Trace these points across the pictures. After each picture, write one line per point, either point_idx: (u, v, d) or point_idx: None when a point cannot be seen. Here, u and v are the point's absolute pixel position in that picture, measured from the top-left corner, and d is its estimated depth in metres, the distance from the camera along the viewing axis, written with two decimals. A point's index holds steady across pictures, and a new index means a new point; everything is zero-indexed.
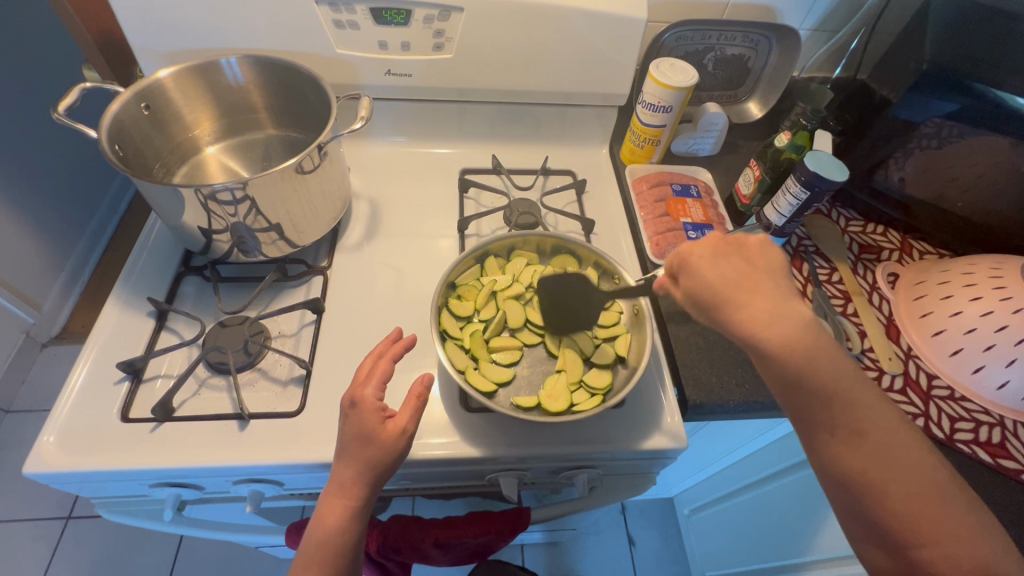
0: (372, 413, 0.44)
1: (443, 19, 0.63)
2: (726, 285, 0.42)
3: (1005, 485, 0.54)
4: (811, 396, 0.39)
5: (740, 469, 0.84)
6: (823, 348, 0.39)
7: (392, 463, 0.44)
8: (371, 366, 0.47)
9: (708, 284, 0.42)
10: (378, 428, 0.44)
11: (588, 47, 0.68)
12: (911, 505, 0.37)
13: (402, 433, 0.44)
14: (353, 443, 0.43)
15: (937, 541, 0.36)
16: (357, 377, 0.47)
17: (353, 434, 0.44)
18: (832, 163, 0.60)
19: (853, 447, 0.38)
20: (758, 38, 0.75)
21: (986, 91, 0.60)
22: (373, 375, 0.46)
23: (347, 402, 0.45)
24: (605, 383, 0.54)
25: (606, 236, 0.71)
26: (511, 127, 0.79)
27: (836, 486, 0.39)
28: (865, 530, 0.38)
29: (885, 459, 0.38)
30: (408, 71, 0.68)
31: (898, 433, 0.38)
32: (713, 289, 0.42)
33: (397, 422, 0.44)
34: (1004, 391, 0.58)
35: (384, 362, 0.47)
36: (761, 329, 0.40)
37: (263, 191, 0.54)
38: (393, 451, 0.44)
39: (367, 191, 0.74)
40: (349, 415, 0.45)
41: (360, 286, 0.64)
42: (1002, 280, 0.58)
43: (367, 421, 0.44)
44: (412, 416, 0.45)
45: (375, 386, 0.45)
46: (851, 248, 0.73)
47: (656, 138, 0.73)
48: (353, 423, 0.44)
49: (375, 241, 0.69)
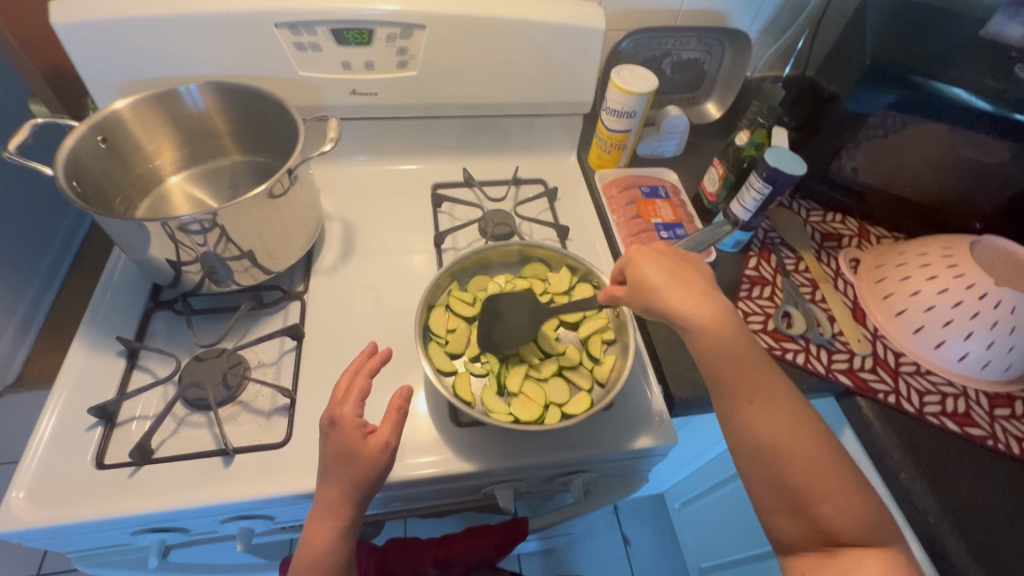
0: (352, 431, 0.45)
1: (406, 36, 0.64)
2: (664, 283, 0.47)
3: (975, 451, 0.57)
4: (733, 375, 0.43)
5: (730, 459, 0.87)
6: (733, 331, 0.44)
7: (377, 479, 0.44)
8: (348, 383, 0.47)
9: (637, 288, 0.49)
10: (360, 444, 0.44)
11: (550, 58, 0.69)
12: (814, 463, 0.40)
13: (384, 448, 0.45)
14: (334, 462, 0.44)
15: (828, 503, 0.39)
16: (335, 395, 0.47)
17: (335, 453, 0.44)
18: (790, 157, 0.63)
19: (762, 411, 0.42)
20: (711, 41, 0.78)
21: (927, 83, 0.64)
22: (352, 392, 0.46)
23: (326, 422, 0.45)
24: (565, 398, 0.53)
25: (581, 242, 0.73)
26: (479, 139, 0.79)
27: (758, 456, 0.41)
28: (768, 495, 0.41)
29: (788, 426, 0.41)
30: (374, 90, 0.68)
31: (795, 412, 0.42)
32: (643, 291, 0.48)
33: (379, 438, 0.45)
34: (964, 362, 0.61)
35: (362, 378, 0.48)
36: (694, 314, 0.45)
37: (234, 219, 0.53)
38: (376, 467, 0.44)
39: (338, 211, 0.73)
40: (329, 434, 0.45)
41: (339, 309, 0.63)
42: (953, 258, 0.62)
43: (349, 438, 0.44)
44: (394, 430, 0.45)
45: (354, 403, 0.46)
46: (814, 237, 0.76)
47: (622, 143, 0.75)
48: (334, 442, 0.44)
49: (350, 262, 0.68)
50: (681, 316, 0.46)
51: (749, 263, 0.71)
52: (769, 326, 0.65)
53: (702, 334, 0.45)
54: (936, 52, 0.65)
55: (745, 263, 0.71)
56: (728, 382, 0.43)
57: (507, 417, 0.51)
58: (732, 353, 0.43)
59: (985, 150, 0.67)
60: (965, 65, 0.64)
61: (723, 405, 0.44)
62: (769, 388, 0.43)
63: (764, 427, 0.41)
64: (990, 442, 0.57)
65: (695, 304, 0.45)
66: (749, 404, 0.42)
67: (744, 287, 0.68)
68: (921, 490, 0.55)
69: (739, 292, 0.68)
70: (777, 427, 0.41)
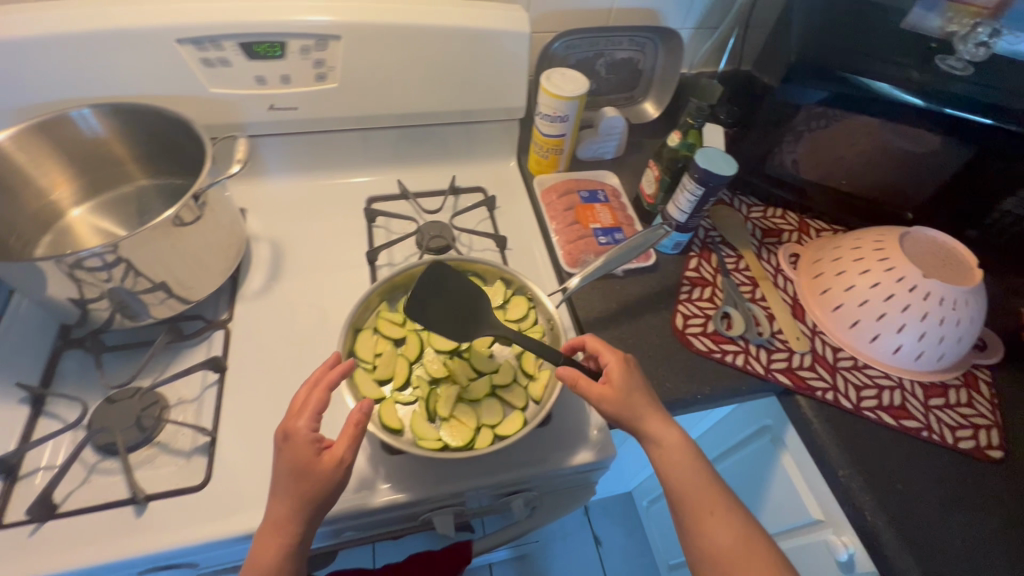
0: (306, 446, 0.44)
1: (321, 48, 0.61)
2: (639, 400, 0.48)
3: (911, 444, 0.58)
4: (690, 490, 0.45)
5: None
6: (687, 447, 0.47)
7: (330, 496, 0.43)
8: (305, 397, 0.46)
9: (611, 398, 0.47)
10: (314, 460, 0.43)
11: (477, 64, 0.67)
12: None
13: (338, 465, 0.43)
14: (286, 479, 0.43)
15: None
16: (291, 408, 0.46)
17: (286, 468, 0.43)
18: (722, 158, 0.62)
19: (723, 523, 0.44)
20: (644, 40, 0.77)
21: (854, 79, 0.63)
22: (307, 406, 0.45)
23: (280, 435, 0.45)
24: (497, 419, 0.52)
25: (520, 250, 0.71)
26: (414, 149, 0.77)
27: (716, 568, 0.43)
28: None
29: (742, 540, 0.44)
30: (293, 104, 0.65)
31: (748, 534, 0.44)
32: (618, 402, 0.47)
33: (334, 454, 0.44)
34: (899, 354, 0.62)
35: (319, 391, 0.46)
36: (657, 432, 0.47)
37: (138, 251, 0.50)
38: (329, 485, 0.43)
39: (267, 232, 0.70)
40: (282, 449, 0.44)
41: (266, 336, 0.61)
42: (884, 250, 0.62)
43: (302, 455, 0.43)
44: (350, 446, 0.44)
45: (308, 418, 0.45)
46: (755, 234, 0.76)
47: (558, 147, 0.74)
48: (286, 457, 0.44)
49: (279, 285, 0.65)
50: (653, 434, 0.47)
51: (689, 264, 0.70)
52: (709, 328, 0.64)
53: (666, 452, 0.46)
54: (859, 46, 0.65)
55: (686, 264, 0.71)
56: (689, 498, 0.45)
57: (435, 444, 0.49)
58: (687, 467, 0.46)
59: (914, 141, 0.68)
60: (888, 58, 0.64)
61: (686, 518, 0.45)
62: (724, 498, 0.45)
63: (722, 539, 0.44)
64: (925, 433, 0.58)
65: (657, 422, 0.47)
66: (710, 515, 0.45)
67: (684, 289, 0.68)
68: (859, 488, 0.55)
69: (679, 294, 0.67)
70: (732, 540, 0.43)
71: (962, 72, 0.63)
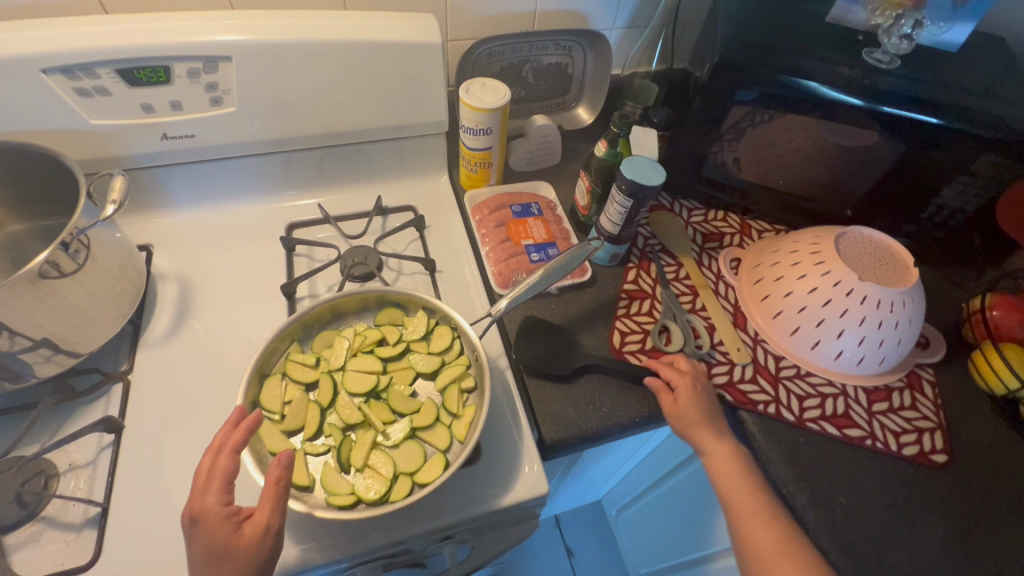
0: (221, 523, 0.39)
1: (211, 70, 0.57)
2: (696, 419, 0.53)
3: (856, 454, 0.56)
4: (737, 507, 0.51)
5: (654, 464, 0.85)
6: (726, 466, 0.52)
7: (262, 569, 0.39)
8: (212, 465, 0.41)
9: (677, 412, 0.54)
10: (233, 537, 0.39)
11: (389, 79, 0.63)
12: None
13: (264, 533, 0.39)
14: (204, 563, 0.38)
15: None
16: (196, 483, 0.41)
17: (203, 553, 0.39)
18: (649, 166, 0.60)
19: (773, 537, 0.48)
20: (570, 44, 0.73)
21: (780, 78, 0.61)
22: (213, 478, 0.40)
23: (188, 520, 0.40)
24: (416, 463, 0.48)
25: (451, 272, 0.67)
26: (336, 171, 0.72)
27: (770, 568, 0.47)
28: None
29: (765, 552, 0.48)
30: (190, 131, 0.60)
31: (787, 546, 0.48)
32: (685, 415, 0.54)
33: (256, 523, 0.39)
34: (841, 360, 0.60)
35: (225, 457, 0.41)
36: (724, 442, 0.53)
37: (5, 308, 0.45)
38: (257, 556, 0.39)
39: (175, 269, 0.65)
40: (194, 533, 0.39)
41: (170, 386, 0.56)
42: (820, 253, 0.60)
43: (218, 534, 0.39)
44: (274, 509, 0.40)
45: (218, 491, 0.40)
46: (695, 239, 0.73)
47: (486, 161, 0.70)
48: (201, 541, 0.39)
49: (187, 328, 0.60)
50: (703, 447, 0.53)
51: (627, 277, 0.68)
52: (648, 345, 0.61)
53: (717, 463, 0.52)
54: (784, 43, 0.63)
55: (624, 277, 0.68)
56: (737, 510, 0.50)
57: (347, 499, 0.46)
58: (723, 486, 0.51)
59: (851, 136, 0.65)
60: (814, 53, 0.62)
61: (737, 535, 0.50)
62: (774, 520, 0.49)
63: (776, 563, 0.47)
64: (869, 442, 0.56)
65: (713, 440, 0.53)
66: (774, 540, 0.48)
67: (622, 304, 0.65)
68: (803, 505, 0.53)
69: (616, 310, 0.64)
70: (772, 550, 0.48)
71: (889, 66, 0.61)
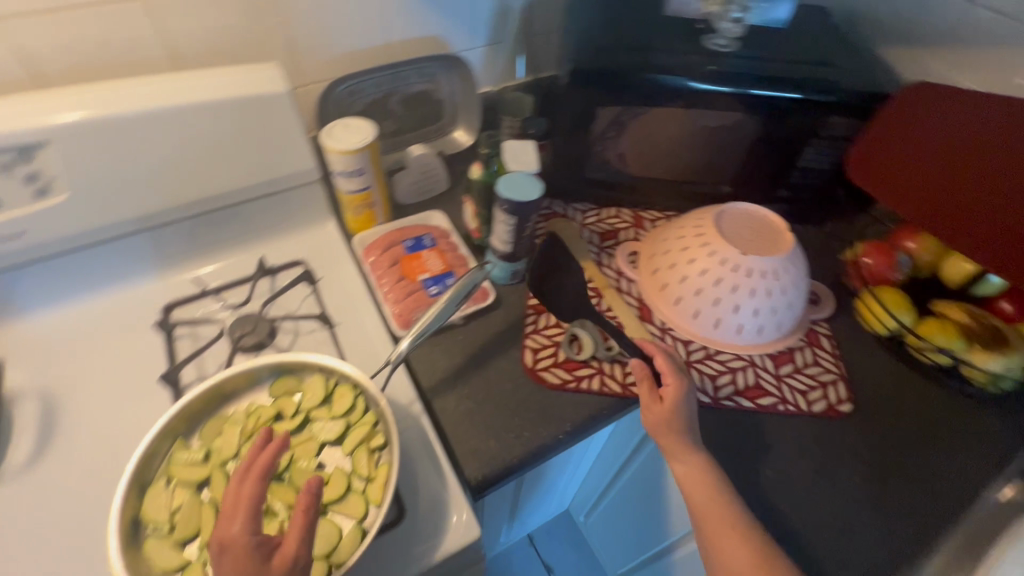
0: (247, 554, 0.34)
1: (27, 160, 0.52)
2: (674, 428, 0.52)
3: (772, 421, 0.58)
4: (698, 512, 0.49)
5: (607, 463, 0.85)
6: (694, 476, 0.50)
7: None
8: (235, 492, 0.37)
9: (657, 414, 0.53)
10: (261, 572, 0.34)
11: (240, 136, 0.60)
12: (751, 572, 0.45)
13: (293, 565, 0.35)
14: None
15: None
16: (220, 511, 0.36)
17: None
18: (525, 181, 0.59)
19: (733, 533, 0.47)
20: (431, 70, 0.73)
21: (633, 76, 0.62)
22: (241, 503, 0.36)
23: (211, 551, 0.34)
24: (329, 542, 0.44)
25: (350, 323, 0.64)
26: (206, 240, 0.67)
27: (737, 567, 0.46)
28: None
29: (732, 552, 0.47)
30: (16, 229, 0.55)
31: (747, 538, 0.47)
32: (665, 417, 0.52)
33: (285, 554, 0.35)
34: (743, 333, 0.62)
35: (250, 483, 0.37)
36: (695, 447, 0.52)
37: None
38: None
39: (32, 382, 0.58)
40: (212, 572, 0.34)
41: (40, 520, 0.49)
42: (704, 235, 0.62)
43: (245, 566, 0.33)
44: (302, 539, 0.36)
45: (243, 519, 0.35)
46: (593, 241, 0.74)
47: (368, 202, 0.68)
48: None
49: (53, 448, 0.53)
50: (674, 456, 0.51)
51: (531, 291, 0.67)
52: (561, 357, 0.61)
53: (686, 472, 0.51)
54: (630, 42, 0.64)
55: (528, 292, 0.67)
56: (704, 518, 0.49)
57: None
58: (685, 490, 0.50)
59: (714, 118, 0.68)
60: (658, 48, 0.64)
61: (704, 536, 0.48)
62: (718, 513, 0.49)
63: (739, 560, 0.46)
64: (780, 407, 0.58)
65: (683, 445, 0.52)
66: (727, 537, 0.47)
67: (530, 320, 0.64)
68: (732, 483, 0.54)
69: (525, 327, 0.63)
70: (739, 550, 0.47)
71: (730, 49, 0.65)
